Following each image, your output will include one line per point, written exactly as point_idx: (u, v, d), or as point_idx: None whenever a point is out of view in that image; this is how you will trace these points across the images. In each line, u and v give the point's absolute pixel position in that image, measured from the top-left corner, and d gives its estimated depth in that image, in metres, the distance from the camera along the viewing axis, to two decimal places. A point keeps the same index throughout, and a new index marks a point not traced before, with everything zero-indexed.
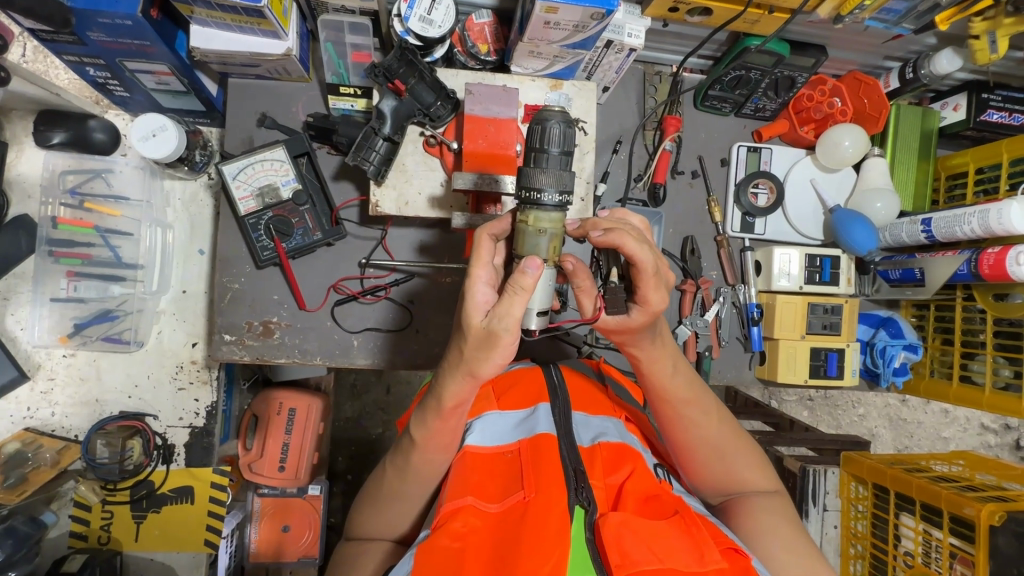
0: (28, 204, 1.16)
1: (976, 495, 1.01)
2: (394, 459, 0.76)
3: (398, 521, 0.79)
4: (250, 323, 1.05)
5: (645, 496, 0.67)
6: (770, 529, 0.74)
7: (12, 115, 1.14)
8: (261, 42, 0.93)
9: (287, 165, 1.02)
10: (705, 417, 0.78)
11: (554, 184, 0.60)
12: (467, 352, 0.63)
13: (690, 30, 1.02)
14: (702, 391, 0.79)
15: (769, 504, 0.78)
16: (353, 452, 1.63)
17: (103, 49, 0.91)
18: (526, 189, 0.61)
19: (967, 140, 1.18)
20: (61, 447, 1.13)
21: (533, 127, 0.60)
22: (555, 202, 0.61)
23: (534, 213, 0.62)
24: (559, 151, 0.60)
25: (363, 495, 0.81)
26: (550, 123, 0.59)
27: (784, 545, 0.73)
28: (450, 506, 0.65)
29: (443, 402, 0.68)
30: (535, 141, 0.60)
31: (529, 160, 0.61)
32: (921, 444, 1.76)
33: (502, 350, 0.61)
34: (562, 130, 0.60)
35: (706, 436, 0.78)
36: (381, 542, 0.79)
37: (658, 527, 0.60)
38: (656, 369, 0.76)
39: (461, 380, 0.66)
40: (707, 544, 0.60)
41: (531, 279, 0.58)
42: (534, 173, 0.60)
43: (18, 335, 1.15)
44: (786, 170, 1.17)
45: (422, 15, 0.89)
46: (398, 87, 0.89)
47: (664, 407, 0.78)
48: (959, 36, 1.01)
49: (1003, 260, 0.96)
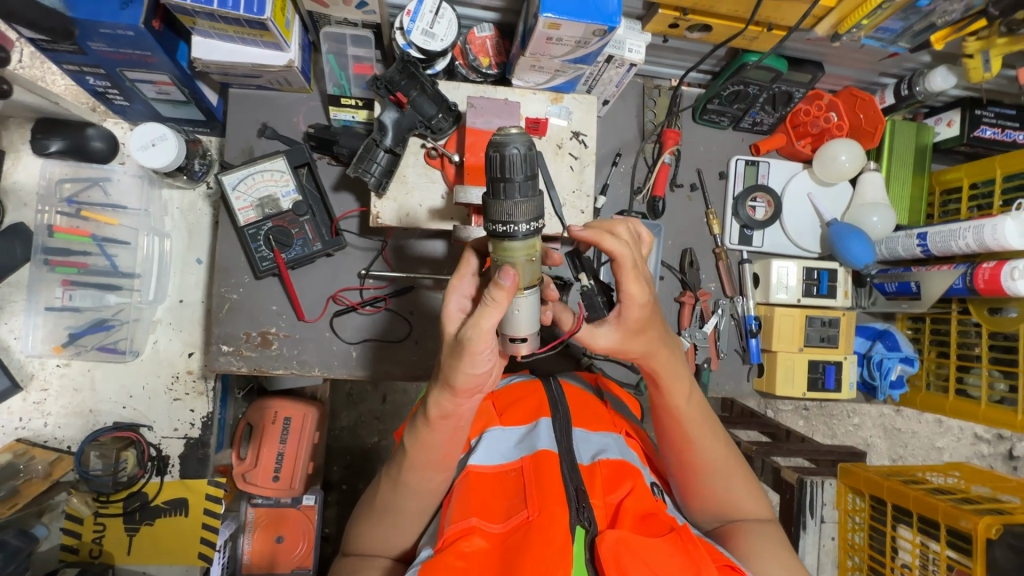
0: (23, 212, 1.15)
1: (973, 508, 1.02)
2: (388, 473, 0.76)
3: (398, 538, 0.77)
4: (248, 334, 1.04)
5: (640, 516, 0.67)
6: (768, 554, 0.73)
7: (10, 122, 1.13)
8: (263, 54, 0.93)
9: (287, 175, 1.02)
10: (711, 438, 0.79)
11: (524, 213, 0.57)
12: (444, 360, 0.64)
13: (690, 45, 1.02)
14: (711, 417, 0.80)
15: (761, 528, 0.77)
16: (349, 462, 1.63)
17: (104, 59, 0.91)
18: (495, 222, 0.58)
19: (960, 155, 1.20)
20: (54, 458, 1.11)
21: (491, 153, 0.55)
22: (526, 231, 0.58)
23: (505, 246, 0.58)
24: (523, 177, 0.55)
25: (359, 509, 0.80)
26: (510, 148, 0.54)
27: (781, 568, 0.72)
28: (457, 528, 0.64)
29: (429, 413, 0.68)
30: (496, 170, 0.55)
31: (494, 192, 0.57)
32: (916, 453, 1.78)
33: (469, 356, 0.61)
34: (523, 154, 0.55)
35: (713, 460, 0.78)
36: (381, 559, 0.77)
37: (659, 547, 0.60)
38: (673, 391, 0.77)
39: (446, 394, 0.66)
40: (705, 562, 0.60)
41: (506, 292, 0.57)
42: (500, 206, 0.57)
43: (12, 344, 1.14)
44: (783, 184, 1.18)
45: (424, 28, 0.91)
46: (399, 100, 0.90)
47: (677, 428, 0.78)
48: (953, 55, 1.02)
49: (998, 275, 0.97)
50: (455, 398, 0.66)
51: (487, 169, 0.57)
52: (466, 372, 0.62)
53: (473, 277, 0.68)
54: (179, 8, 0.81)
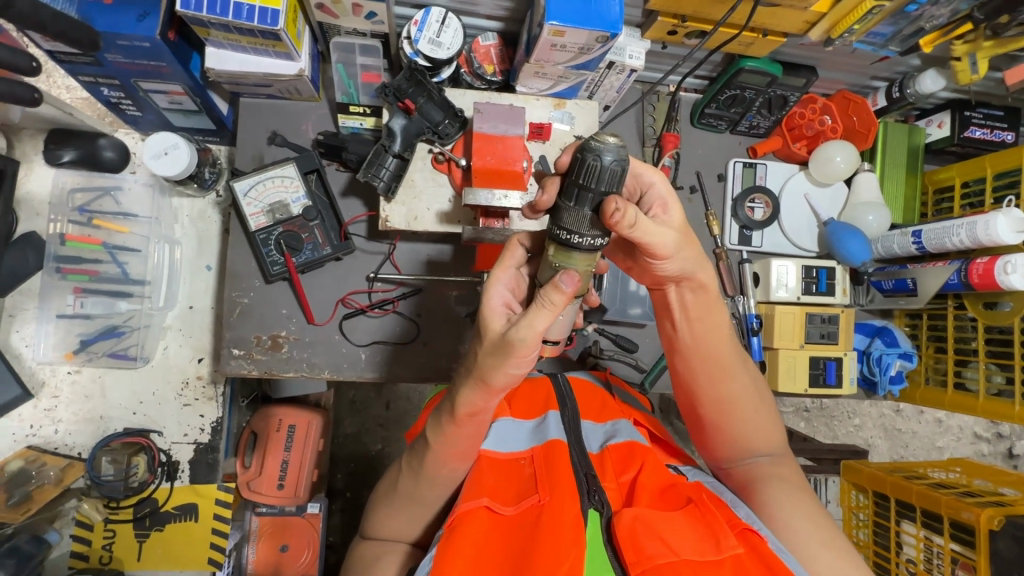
0: (35, 221, 1.16)
1: (975, 500, 1.04)
2: (408, 464, 0.76)
3: (412, 525, 0.78)
4: (258, 338, 1.06)
5: (660, 489, 0.68)
6: (790, 503, 0.71)
7: (22, 134, 1.15)
8: (274, 64, 0.96)
9: (298, 182, 1.04)
10: (731, 384, 0.75)
11: (596, 227, 0.58)
12: (484, 357, 0.63)
13: (688, 52, 1.06)
14: (731, 357, 0.76)
15: (783, 475, 0.75)
16: (355, 468, 1.63)
17: (120, 70, 0.93)
18: (563, 229, 0.59)
19: (951, 155, 1.23)
20: (64, 464, 1.11)
21: (582, 157, 0.55)
22: (589, 245, 0.59)
23: (569, 254, 0.60)
24: (606, 190, 0.56)
25: (376, 498, 0.81)
26: (606, 158, 0.53)
27: (803, 515, 0.71)
28: (466, 506, 0.66)
29: (456, 411, 0.67)
30: (586, 178, 0.55)
31: (576, 198, 0.57)
32: (917, 453, 1.79)
33: (516, 359, 0.61)
34: (615, 166, 0.54)
35: (734, 405, 0.75)
36: (398, 544, 0.79)
37: (674, 521, 0.61)
38: (692, 338, 0.73)
39: (478, 392, 0.65)
40: (723, 531, 0.60)
41: (564, 297, 0.58)
42: (577, 214, 0.58)
43: (23, 352, 1.15)
44: (781, 185, 1.21)
45: (430, 37, 0.94)
46: (408, 106, 0.94)
47: (697, 375, 0.75)
48: (942, 58, 1.05)
49: (991, 270, 1.00)
50: (488, 395, 0.66)
51: (570, 172, 0.56)
52: (505, 371, 0.62)
53: (515, 270, 0.69)
54: (195, 19, 0.83)
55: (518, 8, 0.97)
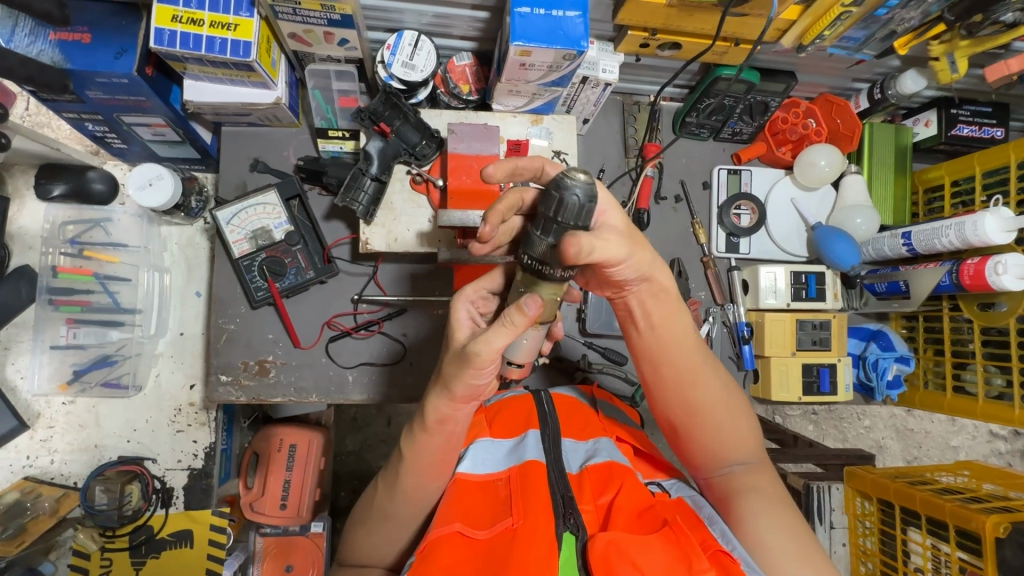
0: (28, 254, 1.19)
1: (980, 507, 1.01)
2: (385, 477, 0.77)
3: (389, 547, 0.78)
4: (245, 363, 1.06)
5: (638, 512, 0.67)
6: (764, 514, 0.71)
7: (14, 170, 1.18)
8: (251, 93, 0.97)
9: (279, 208, 1.05)
10: (703, 392, 0.75)
11: (562, 259, 0.59)
12: (447, 365, 0.67)
13: (662, 62, 1.05)
14: (704, 371, 0.76)
15: (762, 486, 0.75)
16: (355, 487, 1.63)
17: (101, 106, 0.95)
18: (532, 258, 0.60)
19: (940, 154, 1.21)
20: (60, 494, 1.13)
21: (552, 193, 0.54)
22: (557, 275, 0.61)
23: (538, 282, 0.61)
24: (574, 225, 0.56)
25: (353, 520, 0.81)
26: (574, 198, 0.53)
27: (778, 529, 0.69)
28: (437, 533, 0.65)
29: (426, 419, 0.70)
30: (551, 210, 0.55)
31: (543, 229, 0.57)
32: (931, 454, 1.75)
33: (479, 369, 0.62)
34: (583, 204, 0.54)
35: (705, 414, 0.76)
36: (374, 570, 0.78)
37: (647, 545, 0.59)
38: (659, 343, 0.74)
39: (445, 398, 0.68)
40: (696, 555, 0.59)
41: (525, 317, 0.59)
42: (544, 245, 0.58)
43: (18, 384, 1.16)
44: (767, 191, 1.20)
45: (404, 60, 0.94)
46: (384, 129, 0.94)
47: (665, 381, 0.76)
48: (921, 58, 1.04)
49: (982, 271, 0.98)
50: (453, 404, 0.68)
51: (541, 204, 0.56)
52: (453, 373, 0.64)
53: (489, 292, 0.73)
54: (170, 55, 0.85)
55: (491, 28, 0.98)
